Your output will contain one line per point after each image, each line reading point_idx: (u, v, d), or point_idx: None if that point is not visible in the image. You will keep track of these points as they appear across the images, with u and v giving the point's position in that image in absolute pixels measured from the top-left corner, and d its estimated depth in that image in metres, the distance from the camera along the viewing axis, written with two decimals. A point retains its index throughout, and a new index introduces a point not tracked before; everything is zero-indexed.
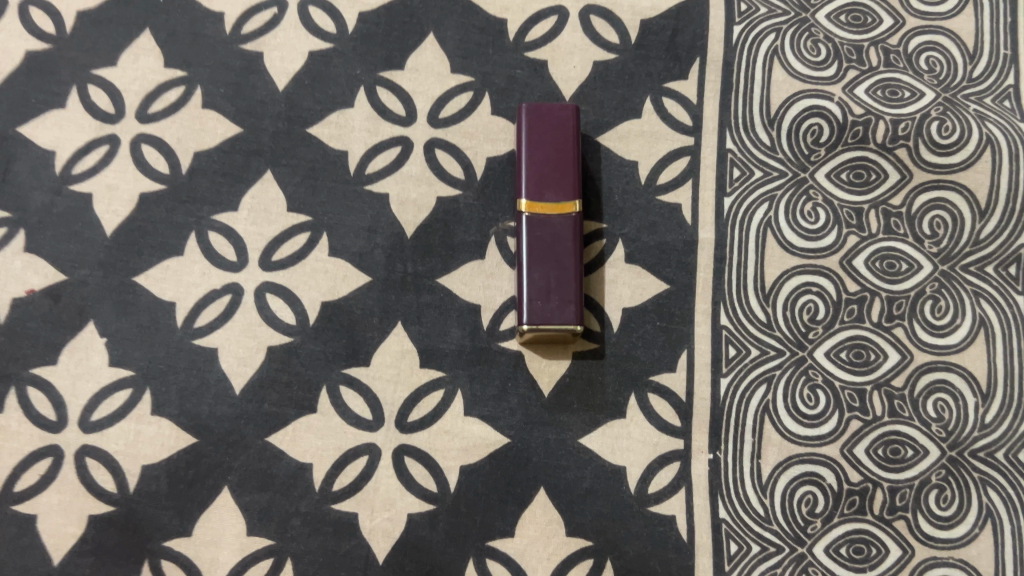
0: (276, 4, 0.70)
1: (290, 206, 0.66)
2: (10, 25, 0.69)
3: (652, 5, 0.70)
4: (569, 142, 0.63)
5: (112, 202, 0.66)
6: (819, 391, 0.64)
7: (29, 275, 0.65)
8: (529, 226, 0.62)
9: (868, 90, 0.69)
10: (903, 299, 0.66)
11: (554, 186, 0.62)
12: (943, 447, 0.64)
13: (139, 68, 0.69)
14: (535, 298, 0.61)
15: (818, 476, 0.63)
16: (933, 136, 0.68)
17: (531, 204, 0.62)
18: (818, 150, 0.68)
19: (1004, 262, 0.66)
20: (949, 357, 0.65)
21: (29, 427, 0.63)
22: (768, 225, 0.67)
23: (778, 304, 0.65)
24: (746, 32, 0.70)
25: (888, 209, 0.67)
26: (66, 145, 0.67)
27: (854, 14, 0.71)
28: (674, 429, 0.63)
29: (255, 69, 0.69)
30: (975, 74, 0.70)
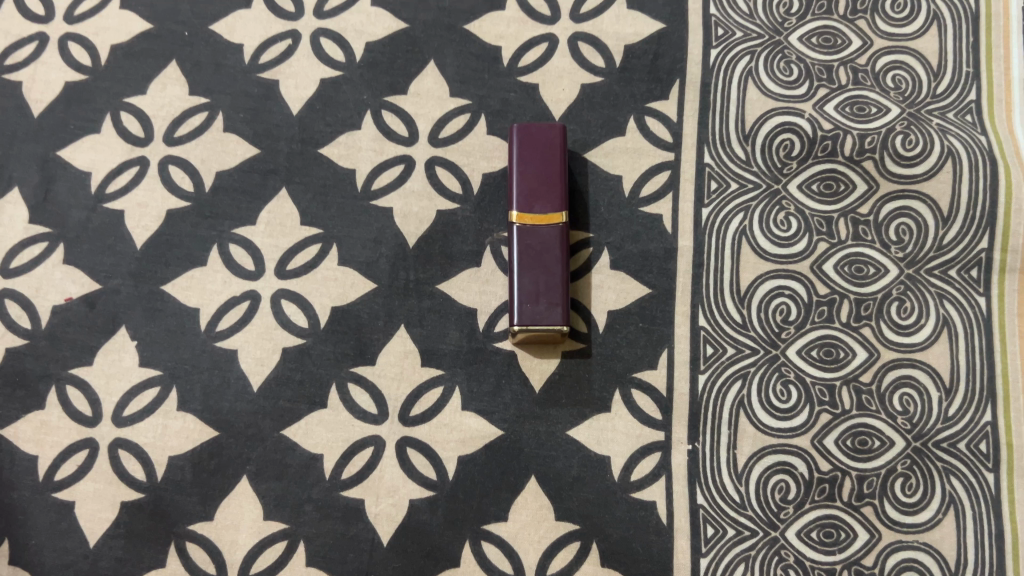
0: (290, 36, 0.77)
1: (303, 221, 0.73)
2: (52, 59, 0.77)
3: (636, 31, 0.76)
4: (557, 158, 0.68)
5: (143, 217, 0.73)
6: (792, 387, 0.69)
7: (68, 285, 0.72)
8: (519, 235, 0.67)
9: (837, 107, 0.74)
10: (871, 300, 0.71)
11: (543, 199, 0.68)
12: (908, 438, 0.68)
13: (167, 95, 0.76)
14: (523, 301, 0.67)
15: (790, 465, 0.68)
16: (898, 149, 0.73)
17: (521, 215, 0.67)
18: (791, 163, 0.73)
19: (966, 265, 0.71)
20: (915, 354, 0.70)
21: (68, 421, 0.69)
22: (744, 233, 0.72)
23: (753, 306, 0.71)
24: (722, 55, 0.76)
25: (856, 217, 0.72)
26: (101, 166, 0.74)
27: (825, 36, 0.76)
28: (656, 422, 0.69)
29: (272, 95, 0.75)
30: (938, 91, 0.75)
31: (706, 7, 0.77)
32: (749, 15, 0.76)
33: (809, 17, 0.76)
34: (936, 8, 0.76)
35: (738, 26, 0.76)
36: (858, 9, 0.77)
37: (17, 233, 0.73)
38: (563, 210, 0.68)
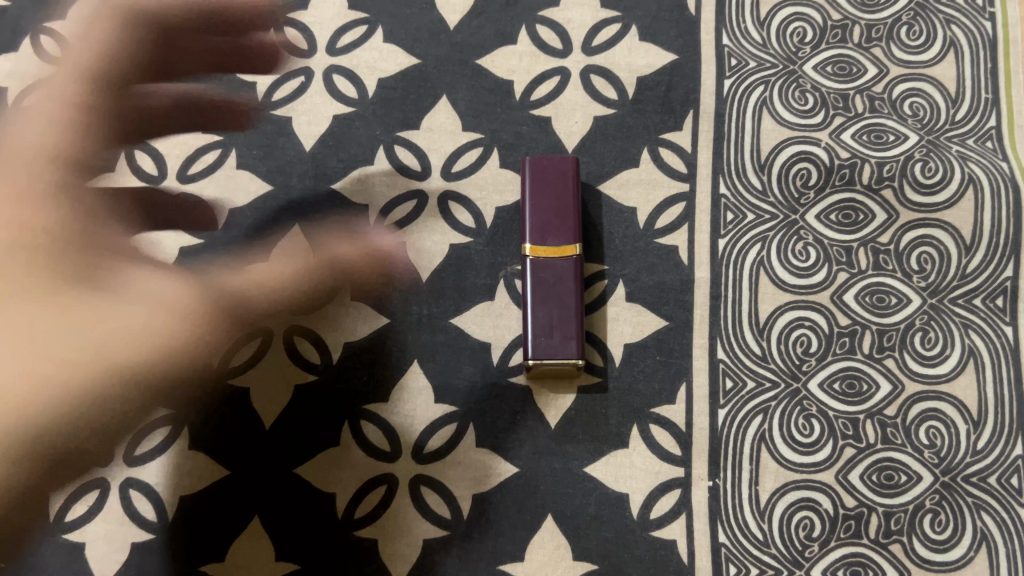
0: (303, 74, 0.77)
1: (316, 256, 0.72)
2: (64, 97, 0.77)
3: (648, 63, 0.76)
4: (570, 191, 0.68)
5: (155, 255, 0.73)
6: (814, 420, 0.67)
7: None
8: (532, 268, 0.66)
9: (854, 136, 0.73)
10: (893, 331, 0.69)
11: (556, 232, 0.67)
12: (936, 472, 0.66)
13: (179, 133, 0.76)
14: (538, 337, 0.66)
15: (815, 501, 0.66)
16: (917, 177, 0.72)
17: (535, 248, 0.67)
18: (808, 193, 0.72)
19: (991, 294, 0.69)
20: (941, 387, 0.68)
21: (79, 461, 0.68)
22: (761, 264, 0.71)
23: (772, 338, 0.69)
24: (736, 84, 0.75)
25: (877, 246, 0.71)
26: (113, 205, 0.74)
27: (840, 64, 0.75)
28: (675, 458, 0.67)
29: (284, 132, 0.76)
30: (957, 117, 0.73)
31: (718, 38, 0.76)
32: (763, 45, 0.76)
33: (824, 45, 0.76)
34: (952, 35, 0.76)
35: (752, 56, 0.76)
36: (873, 37, 0.76)
37: None
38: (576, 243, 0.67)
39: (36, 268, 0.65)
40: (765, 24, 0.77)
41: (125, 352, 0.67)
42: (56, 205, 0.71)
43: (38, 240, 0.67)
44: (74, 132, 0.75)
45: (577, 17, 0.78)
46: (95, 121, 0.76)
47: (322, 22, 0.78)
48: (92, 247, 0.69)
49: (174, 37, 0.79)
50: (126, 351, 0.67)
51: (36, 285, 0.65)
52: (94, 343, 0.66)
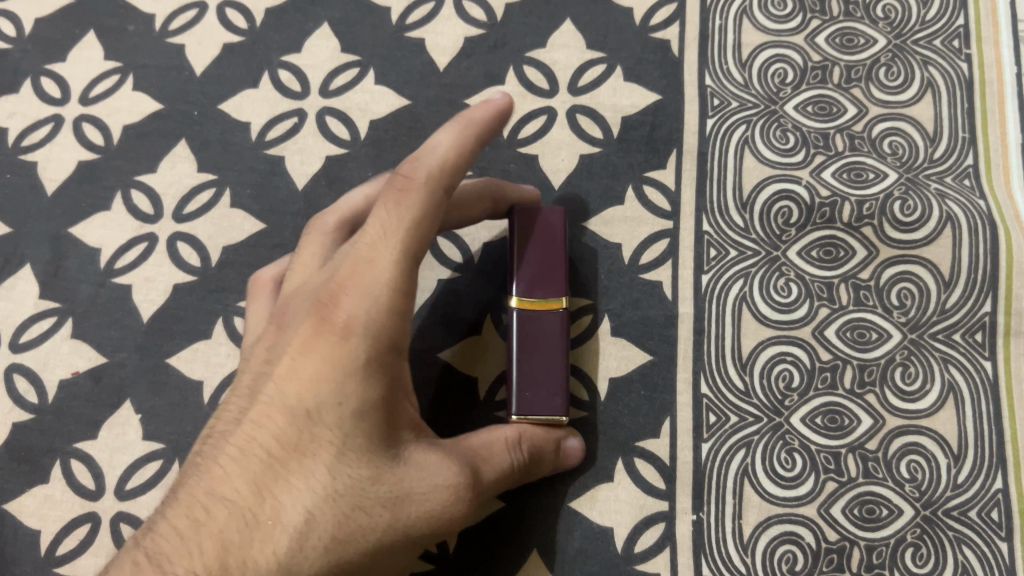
0: (296, 114, 0.80)
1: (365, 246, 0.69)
2: (66, 140, 0.81)
3: (632, 103, 0.78)
4: (558, 245, 0.67)
5: (150, 291, 0.75)
6: (796, 454, 0.68)
7: (75, 359, 0.74)
8: (519, 319, 0.65)
9: (834, 174, 0.75)
10: (874, 366, 0.70)
11: (544, 285, 0.66)
12: (917, 506, 0.66)
13: (176, 173, 0.79)
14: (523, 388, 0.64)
15: (797, 535, 0.66)
16: (896, 215, 0.73)
17: (522, 299, 0.65)
18: (790, 230, 0.73)
19: (970, 329, 0.70)
20: (921, 421, 0.68)
21: (72, 495, 0.70)
22: (744, 299, 0.72)
23: (755, 373, 0.70)
24: (718, 124, 0.77)
25: (858, 282, 0.72)
26: (111, 243, 0.78)
27: (821, 104, 0.77)
28: (658, 491, 0.68)
29: (277, 172, 0.78)
30: (935, 155, 0.75)
31: (701, 78, 0.78)
32: (744, 85, 0.78)
33: (804, 86, 0.77)
34: (930, 75, 0.77)
35: (734, 96, 0.77)
36: (852, 78, 0.77)
37: (28, 308, 0.76)
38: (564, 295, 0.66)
39: (332, 374, 0.51)
40: (746, 66, 0.78)
41: (429, 506, 0.52)
42: (397, 324, 0.53)
43: (341, 343, 0.51)
44: (393, 236, 0.54)
45: (563, 58, 0.80)
46: (376, 237, 0.54)
47: (315, 64, 0.82)
48: (382, 404, 0.51)
49: (172, 80, 0.82)
50: (421, 512, 0.52)
51: (308, 415, 0.51)
52: (385, 500, 0.51)
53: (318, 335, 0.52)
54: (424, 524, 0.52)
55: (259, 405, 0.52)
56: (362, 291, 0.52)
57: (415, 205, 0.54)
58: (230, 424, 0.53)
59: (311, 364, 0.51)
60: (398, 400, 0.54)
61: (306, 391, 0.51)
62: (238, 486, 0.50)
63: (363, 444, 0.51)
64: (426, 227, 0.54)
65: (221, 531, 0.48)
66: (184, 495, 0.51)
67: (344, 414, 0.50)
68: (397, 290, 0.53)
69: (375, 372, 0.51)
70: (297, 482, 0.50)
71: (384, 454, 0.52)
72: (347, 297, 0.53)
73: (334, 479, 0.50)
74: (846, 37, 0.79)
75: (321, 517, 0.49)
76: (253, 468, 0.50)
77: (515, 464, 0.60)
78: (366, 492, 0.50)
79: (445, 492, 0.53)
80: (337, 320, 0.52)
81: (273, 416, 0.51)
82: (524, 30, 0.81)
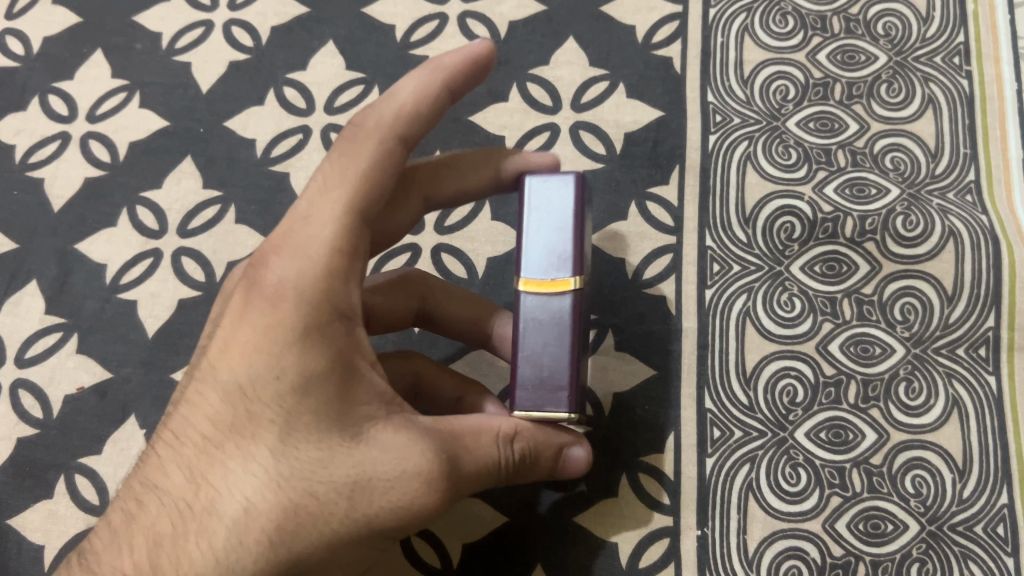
0: (301, 131, 0.81)
1: (400, 279, 0.68)
2: (74, 157, 0.82)
3: (635, 120, 0.79)
4: (572, 216, 0.58)
5: (155, 307, 0.76)
6: (801, 469, 0.68)
7: (80, 374, 0.74)
8: (525, 305, 0.56)
9: (836, 190, 0.75)
10: (878, 381, 0.70)
11: (554, 263, 0.57)
12: (922, 521, 0.66)
13: (181, 189, 0.80)
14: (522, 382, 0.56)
15: (802, 550, 0.66)
16: (899, 230, 0.73)
17: (527, 280, 0.57)
18: (792, 245, 0.74)
19: (974, 344, 0.70)
20: (925, 436, 0.68)
21: (76, 511, 0.70)
22: (747, 314, 0.72)
23: (758, 388, 0.70)
24: (721, 140, 0.77)
25: (861, 297, 0.72)
26: (116, 258, 0.78)
27: (822, 121, 0.77)
28: (664, 506, 0.68)
29: (282, 187, 0.79)
30: (937, 171, 0.75)
31: (703, 95, 0.79)
32: (746, 102, 0.78)
33: (806, 103, 0.78)
34: (931, 91, 0.77)
35: (736, 112, 0.78)
36: (854, 94, 0.78)
37: (33, 323, 0.77)
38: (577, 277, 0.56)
39: (265, 349, 0.47)
40: (748, 83, 0.79)
41: (390, 492, 0.48)
42: (339, 287, 0.49)
43: (276, 314, 0.48)
44: (332, 198, 0.50)
45: (566, 75, 0.81)
46: (319, 197, 0.51)
47: (321, 82, 0.83)
48: (327, 376, 0.48)
49: (179, 97, 0.83)
50: (383, 503, 0.48)
51: (242, 392, 0.48)
52: (336, 487, 0.47)
53: (247, 301, 0.49)
54: (385, 514, 0.48)
55: (198, 384, 0.49)
56: (295, 252, 0.49)
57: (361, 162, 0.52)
58: (174, 407, 0.51)
59: (246, 337, 0.48)
60: (354, 373, 0.49)
61: (238, 365, 0.48)
62: (174, 473, 0.48)
63: (305, 425, 0.47)
64: (369, 186, 0.51)
65: (154, 524, 0.47)
66: (129, 487, 0.50)
67: (279, 391, 0.47)
68: (335, 252, 0.49)
69: (312, 343, 0.47)
70: (233, 465, 0.47)
71: (334, 436, 0.48)
72: (281, 259, 0.49)
73: (278, 463, 0.47)
74: (847, 54, 0.79)
75: (261, 507, 0.46)
76: (189, 454, 0.48)
77: (503, 456, 0.54)
78: (312, 478, 0.47)
79: (411, 478, 0.48)
80: (268, 284, 0.49)
81: (209, 395, 0.49)
82: (527, 47, 0.82)
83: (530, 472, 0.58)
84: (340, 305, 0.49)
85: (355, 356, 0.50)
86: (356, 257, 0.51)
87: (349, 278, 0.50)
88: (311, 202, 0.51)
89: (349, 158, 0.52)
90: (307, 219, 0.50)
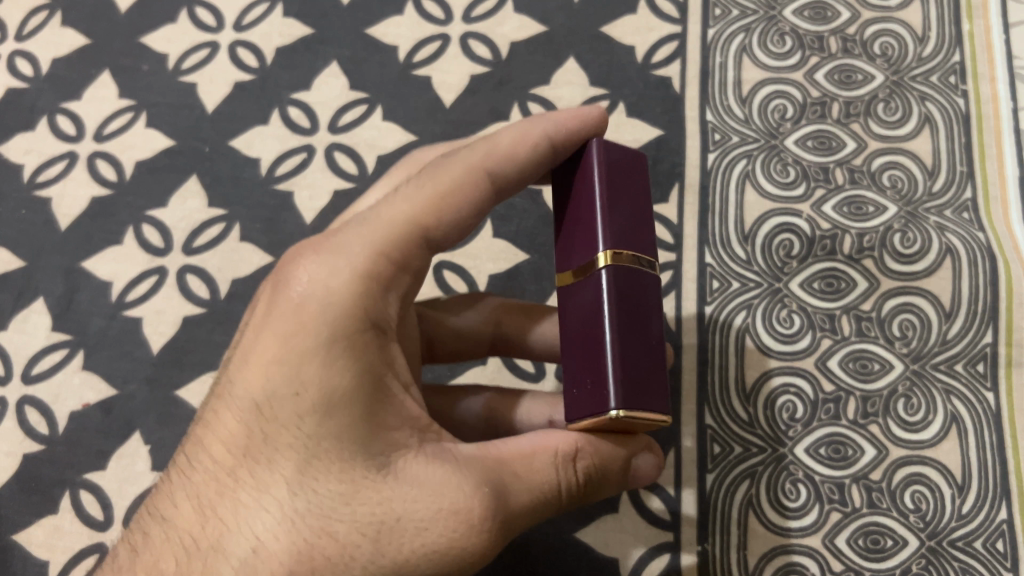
0: (305, 150, 0.82)
1: (459, 298, 0.69)
2: (81, 176, 0.83)
3: (634, 139, 0.80)
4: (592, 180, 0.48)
5: (160, 324, 0.76)
6: (801, 485, 0.68)
7: (86, 391, 0.75)
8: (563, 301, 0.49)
9: (834, 207, 0.76)
10: (877, 397, 0.70)
11: (579, 243, 0.48)
12: (922, 537, 0.66)
13: (186, 208, 0.81)
14: (568, 385, 0.48)
15: (802, 565, 0.66)
16: (897, 247, 0.74)
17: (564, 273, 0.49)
18: (791, 262, 0.74)
19: (972, 360, 0.70)
20: (925, 452, 0.68)
21: (81, 526, 0.70)
22: (747, 330, 0.73)
23: (758, 404, 0.71)
24: (719, 158, 0.78)
25: (859, 313, 0.72)
26: (122, 276, 0.79)
27: (820, 139, 0.78)
28: (664, 522, 0.68)
29: (286, 206, 0.80)
30: (935, 189, 0.76)
31: (702, 114, 0.80)
32: (745, 120, 0.79)
33: (804, 121, 0.79)
34: (927, 110, 0.78)
35: (735, 131, 0.79)
36: (851, 113, 0.79)
37: (40, 341, 0.77)
38: (626, 245, 0.47)
39: (284, 363, 0.45)
40: (746, 102, 0.80)
41: (421, 533, 0.44)
42: (377, 297, 0.48)
43: (302, 325, 0.46)
44: (392, 211, 0.50)
45: (566, 95, 0.82)
46: (376, 211, 0.50)
47: (324, 102, 0.84)
48: (353, 397, 0.45)
49: (184, 117, 0.85)
50: (415, 543, 0.44)
51: (258, 412, 0.46)
52: (362, 525, 0.44)
53: (271, 311, 0.47)
54: (419, 557, 0.44)
55: (215, 405, 0.48)
56: (327, 260, 0.48)
57: (448, 179, 0.52)
58: (190, 434, 0.50)
59: (266, 351, 0.46)
60: (384, 397, 0.47)
61: (255, 383, 0.46)
62: (184, 506, 0.46)
63: (329, 451, 0.45)
64: (435, 203, 0.51)
65: (161, 558, 0.45)
66: (136, 520, 0.49)
67: (300, 412, 0.45)
68: (374, 262, 0.48)
69: (339, 355, 0.45)
70: (246, 497, 0.45)
71: (360, 467, 0.45)
72: (308, 265, 0.48)
73: (297, 496, 0.44)
74: (844, 73, 0.80)
75: (275, 544, 0.43)
76: (200, 482, 0.47)
77: (562, 478, 0.49)
78: (336, 513, 0.44)
79: (447, 517, 0.45)
80: (292, 294, 0.47)
81: (227, 418, 0.47)
82: (528, 67, 0.84)
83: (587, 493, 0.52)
84: (371, 318, 0.47)
85: (385, 377, 0.48)
86: (403, 272, 0.50)
87: (389, 289, 0.49)
88: (385, 202, 0.51)
89: (433, 173, 0.52)
90: (349, 229, 0.49)
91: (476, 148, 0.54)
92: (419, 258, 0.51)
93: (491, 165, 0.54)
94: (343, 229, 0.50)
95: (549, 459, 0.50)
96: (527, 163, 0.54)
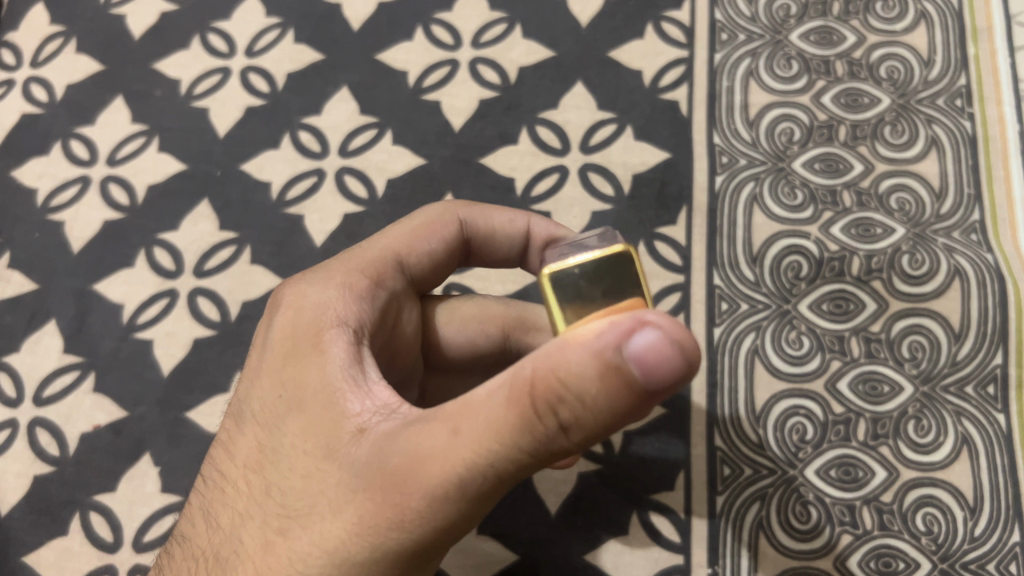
0: (316, 173, 0.83)
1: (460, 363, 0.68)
2: (93, 200, 0.84)
3: (643, 161, 0.80)
4: None
5: (171, 345, 0.77)
6: (811, 507, 0.68)
7: (96, 413, 0.75)
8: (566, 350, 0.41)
9: (843, 229, 0.76)
10: (887, 418, 0.70)
11: None
12: (934, 559, 0.65)
13: (197, 231, 0.82)
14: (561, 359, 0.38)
15: None
16: (905, 269, 0.74)
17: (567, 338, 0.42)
18: (799, 284, 0.74)
19: (982, 382, 0.70)
20: (936, 474, 0.67)
21: (90, 548, 0.70)
22: (756, 352, 0.73)
23: (768, 426, 0.70)
24: (727, 181, 0.79)
25: (869, 335, 0.72)
26: (134, 299, 0.79)
27: (828, 162, 0.78)
28: (675, 545, 0.68)
29: (296, 229, 0.80)
30: (942, 211, 0.76)
31: (709, 137, 0.80)
32: (752, 144, 0.80)
33: (811, 144, 0.79)
34: (934, 133, 0.78)
35: (742, 154, 0.79)
36: (858, 136, 0.79)
37: (52, 362, 0.78)
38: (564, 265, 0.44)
39: (272, 378, 0.49)
40: (753, 125, 0.80)
41: (358, 516, 0.40)
42: (344, 305, 0.51)
43: (291, 342, 0.49)
44: (378, 246, 0.57)
45: (574, 119, 0.83)
46: (364, 247, 0.57)
47: (335, 126, 0.85)
48: (319, 396, 0.46)
49: (196, 141, 0.86)
50: (354, 529, 0.40)
51: (250, 423, 0.48)
52: (308, 516, 0.42)
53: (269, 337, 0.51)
54: (355, 542, 0.40)
55: (221, 424, 0.51)
56: (314, 287, 0.52)
57: (426, 209, 0.59)
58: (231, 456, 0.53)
59: (261, 371, 0.50)
60: (345, 391, 0.45)
61: (250, 399, 0.49)
62: (199, 516, 0.48)
63: (288, 449, 0.45)
64: (409, 243, 0.57)
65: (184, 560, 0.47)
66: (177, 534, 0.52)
67: (271, 418, 0.47)
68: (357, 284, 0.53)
69: (306, 361, 0.48)
70: (237, 500, 0.46)
71: (312, 458, 0.44)
72: (298, 295, 0.52)
73: (268, 493, 0.45)
74: (851, 97, 0.81)
75: (250, 540, 0.44)
76: (209, 491, 0.48)
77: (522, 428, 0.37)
78: (288, 506, 0.43)
79: (382, 496, 0.40)
80: (281, 318, 0.52)
81: (233, 435, 0.49)
82: (536, 92, 0.84)
83: (573, 432, 0.36)
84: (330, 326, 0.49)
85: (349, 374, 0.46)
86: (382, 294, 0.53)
87: (361, 302, 0.52)
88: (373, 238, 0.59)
89: (415, 213, 0.60)
90: (339, 262, 0.55)
91: (461, 203, 0.61)
92: (391, 271, 0.56)
93: (466, 224, 0.60)
94: (339, 262, 0.55)
95: (499, 397, 0.38)
96: (495, 229, 0.60)
